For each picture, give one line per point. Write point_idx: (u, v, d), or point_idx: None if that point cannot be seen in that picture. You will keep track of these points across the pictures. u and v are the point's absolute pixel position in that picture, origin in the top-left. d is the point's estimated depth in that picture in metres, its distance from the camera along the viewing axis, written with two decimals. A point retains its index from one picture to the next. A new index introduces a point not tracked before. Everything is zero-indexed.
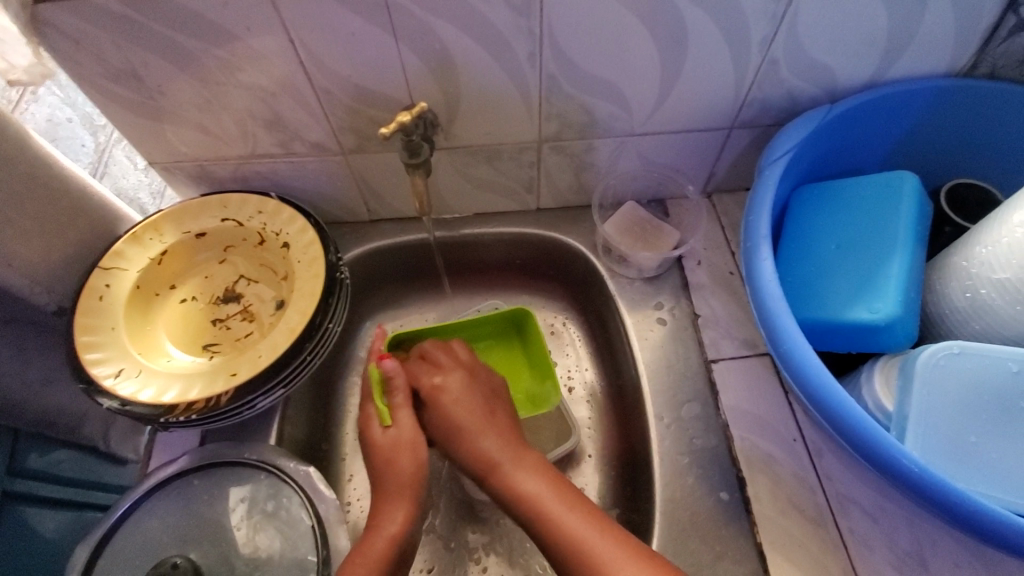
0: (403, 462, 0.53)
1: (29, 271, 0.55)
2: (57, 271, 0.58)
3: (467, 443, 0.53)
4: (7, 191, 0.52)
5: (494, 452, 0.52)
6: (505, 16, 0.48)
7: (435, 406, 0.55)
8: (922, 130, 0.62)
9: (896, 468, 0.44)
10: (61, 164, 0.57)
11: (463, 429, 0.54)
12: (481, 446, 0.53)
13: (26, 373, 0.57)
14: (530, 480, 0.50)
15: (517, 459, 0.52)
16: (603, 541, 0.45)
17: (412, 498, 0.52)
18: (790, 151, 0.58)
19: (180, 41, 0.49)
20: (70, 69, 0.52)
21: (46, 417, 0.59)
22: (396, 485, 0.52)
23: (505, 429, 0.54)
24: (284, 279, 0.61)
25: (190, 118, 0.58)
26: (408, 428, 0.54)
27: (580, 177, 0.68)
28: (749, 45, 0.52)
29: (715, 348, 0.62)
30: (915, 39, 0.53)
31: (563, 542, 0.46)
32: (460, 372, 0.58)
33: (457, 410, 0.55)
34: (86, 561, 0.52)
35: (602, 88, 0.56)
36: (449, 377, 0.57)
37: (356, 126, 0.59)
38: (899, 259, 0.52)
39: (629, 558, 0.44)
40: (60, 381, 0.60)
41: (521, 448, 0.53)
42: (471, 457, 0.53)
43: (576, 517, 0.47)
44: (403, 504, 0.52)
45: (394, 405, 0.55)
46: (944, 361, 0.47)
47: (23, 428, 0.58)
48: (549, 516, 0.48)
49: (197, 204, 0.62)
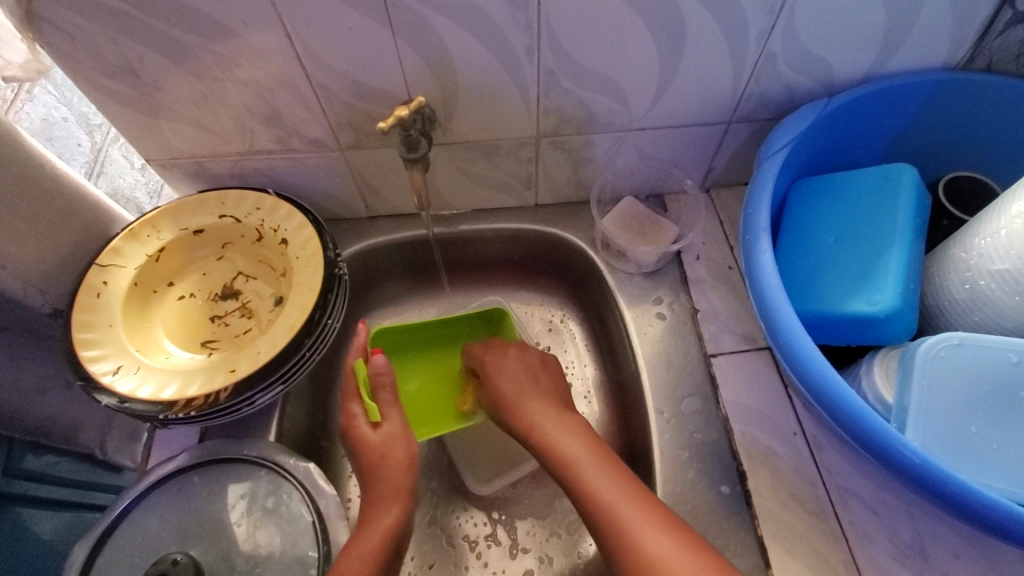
0: (393, 454, 0.53)
1: (22, 272, 0.55)
2: (51, 272, 0.58)
3: (515, 408, 0.56)
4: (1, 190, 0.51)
5: (535, 417, 0.54)
6: (503, 10, 0.48)
7: (491, 377, 0.59)
8: (920, 123, 0.62)
9: (896, 459, 0.44)
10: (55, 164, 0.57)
11: (511, 399, 0.56)
12: (524, 411, 0.55)
13: (22, 381, 0.58)
14: (567, 441, 0.52)
15: (559, 421, 0.54)
16: (629, 500, 0.46)
17: (401, 490, 0.53)
18: (789, 144, 0.58)
19: (176, 36, 0.49)
20: (66, 65, 0.52)
21: (44, 424, 0.59)
22: (389, 478, 0.53)
23: (554, 399, 0.57)
24: (283, 276, 0.61)
25: (187, 114, 0.57)
26: (396, 422, 0.55)
27: (578, 172, 0.68)
28: (747, 39, 0.52)
29: (715, 342, 0.62)
30: (913, 32, 0.53)
31: (592, 500, 0.47)
32: (515, 347, 0.61)
33: (508, 381, 0.58)
34: (84, 560, 0.51)
35: (600, 83, 0.56)
36: (508, 352, 0.61)
37: (354, 122, 0.59)
38: (898, 251, 0.52)
39: (652, 518, 0.45)
40: (56, 389, 0.61)
41: (568, 413, 0.55)
42: (517, 420, 0.56)
43: (607, 475, 0.48)
44: (394, 497, 0.52)
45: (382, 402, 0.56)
46: (943, 352, 0.47)
47: (20, 434, 0.58)
48: (581, 475, 0.49)
49: (194, 201, 0.62)
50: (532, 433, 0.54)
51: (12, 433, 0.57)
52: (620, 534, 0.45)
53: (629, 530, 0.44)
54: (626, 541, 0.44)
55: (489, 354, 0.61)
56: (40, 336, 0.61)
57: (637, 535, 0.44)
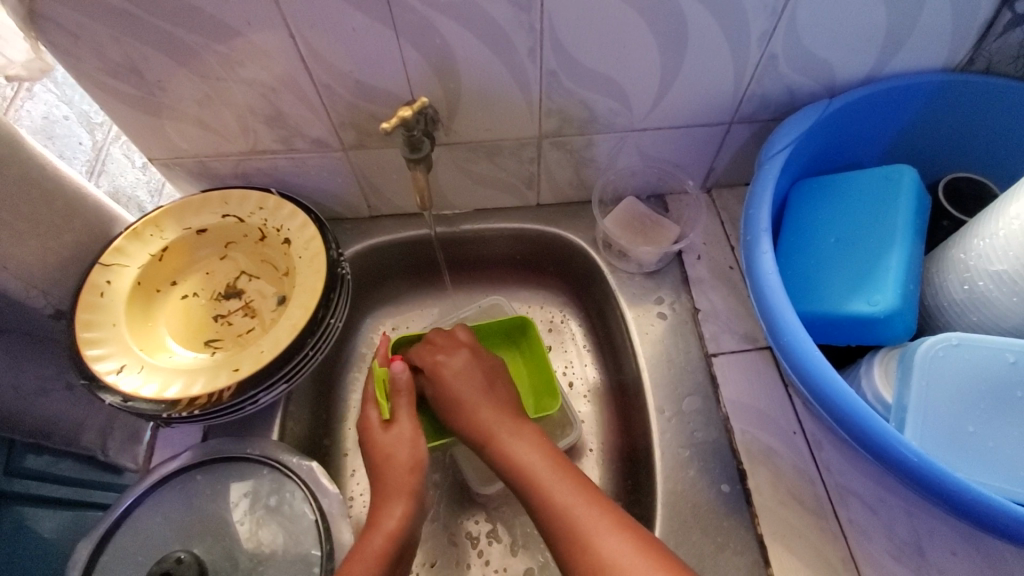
0: (400, 451, 0.54)
1: (24, 273, 0.55)
2: (53, 274, 0.58)
3: (468, 418, 0.55)
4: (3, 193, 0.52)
5: (492, 428, 0.54)
6: (506, 10, 0.48)
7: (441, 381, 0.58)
8: (920, 124, 0.63)
9: (894, 458, 0.45)
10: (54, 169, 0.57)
11: (468, 408, 0.56)
12: (480, 419, 0.55)
13: (23, 383, 0.59)
14: (525, 449, 0.52)
15: (518, 430, 0.54)
16: (586, 508, 0.47)
17: (407, 492, 0.52)
18: (790, 145, 0.58)
19: (180, 36, 0.49)
20: (70, 65, 0.52)
21: (42, 427, 0.60)
22: (393, 473, 0.53)
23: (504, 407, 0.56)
24: (285, 275, 0.61)
25: (190, 114, 0.58)
26: (406, 421, 0.55)
27: (580, 173, 0.69)
28: (748, 40, 0.53)
29: (715, 342, 0.63)
30: (913, 34, 0.53)
31: (549, 510, 0.47)
32: (465, 349, 0.60)
33: (460, 385, 0.57)
34: (88, 558, 0.52)
35: (602, 83, 0.56)
36: (456, 352, 0.60)
37: (357, 122, 0.59)
38: (897, 252, 0.52)
39: (606, 521, 0.46)
40: (57, 391, 0.62)
41: (519, 422, 0.55)
42: (472, 429, 0.55)
43: (564, 486, 0.48)
44: (400, 492, 0.52)
45: (396, 403, 0.56)
46: (942, 352, 0.48)
47: (21, 436, 0.58)
48: (538, 483, 0.49)
49: (197, 200, 0.62)
50: (490, 443, 0.53)
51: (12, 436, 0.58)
52: (576, 543, 0.45)
53: (586, 539, 0.45)
54: (585, 551, 0.44)
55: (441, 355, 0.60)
56: (40, 339, 0.61)
57: (596, 542, 0.44)
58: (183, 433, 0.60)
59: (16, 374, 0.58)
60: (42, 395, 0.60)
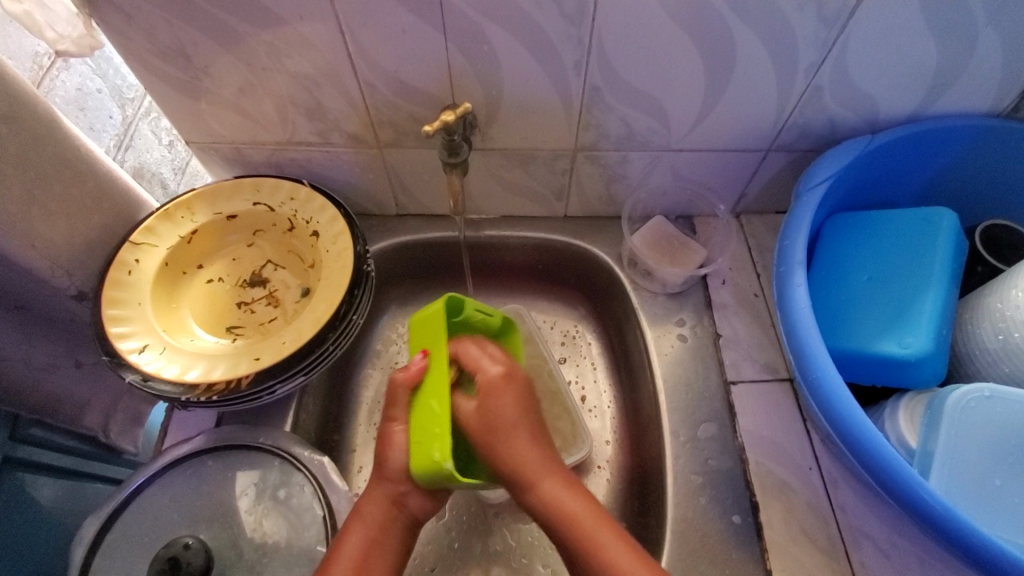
0: (394, 455, 0.52)
1: (50, 252, 0.56)
2: (78, 255, 0.59)
3: (495, 436, 0.52)
4: (32, 173, 0.52)
5: (522, 455, 0.51)
6: (556, 22, 0.48)
7: (488, 399, 0.54)
8: (961, 167, 0.62)
9: (915, 504, 0.44)
10: (86, 147, 0.58)
11: (502, 419, 0.53)
12: (515, 447, 0.51)
13: (34, 358, 0.65)
14: (569, 496, 0.50)
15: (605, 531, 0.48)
16: (614, 543, 0.47)
17: (390, 500, 0.51)
18: (829, 179, 0.58)
19: (230, 23, 0.50)
20: (119, 44, 0.52)
21: (51, 405, 0.69)
22: (386, 480, 0.52)
23: (539, 435, 0.54)
24: (311, 268, 0.61)
25: (230, 100, 0.58)
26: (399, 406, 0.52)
27: (610, 188, 0.68)
28: (796, 70, 0.52)
29: (735, 369, 0.62)
30: (963, 76, 0.53)
31: None
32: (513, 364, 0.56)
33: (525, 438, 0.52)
34: (94, 536, 0.52)
35: (643, 102, 0.56)
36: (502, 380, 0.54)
37: (395, 121, 0.59)
38: (933, 296, 0.52)
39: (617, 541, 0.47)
40: (63, 369, 0.68)
41: (545, 443, 0.54)
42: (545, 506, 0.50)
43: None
44: (384, 493, 0.51)
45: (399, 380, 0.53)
46: (973, 402, 0.47)
47: (26, 412, 0.67)
48: (568, 510, 0.49)
49: (229, 186, 0.62)
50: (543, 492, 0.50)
51: (19, 410, 0.66)
52: None
53: None
54: None
55: (487, 360, 0.56)
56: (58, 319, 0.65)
57: None
58: (198, 418, 0.61)
59: (28, 350, 0.64)
60: (49, 372, 0.67)
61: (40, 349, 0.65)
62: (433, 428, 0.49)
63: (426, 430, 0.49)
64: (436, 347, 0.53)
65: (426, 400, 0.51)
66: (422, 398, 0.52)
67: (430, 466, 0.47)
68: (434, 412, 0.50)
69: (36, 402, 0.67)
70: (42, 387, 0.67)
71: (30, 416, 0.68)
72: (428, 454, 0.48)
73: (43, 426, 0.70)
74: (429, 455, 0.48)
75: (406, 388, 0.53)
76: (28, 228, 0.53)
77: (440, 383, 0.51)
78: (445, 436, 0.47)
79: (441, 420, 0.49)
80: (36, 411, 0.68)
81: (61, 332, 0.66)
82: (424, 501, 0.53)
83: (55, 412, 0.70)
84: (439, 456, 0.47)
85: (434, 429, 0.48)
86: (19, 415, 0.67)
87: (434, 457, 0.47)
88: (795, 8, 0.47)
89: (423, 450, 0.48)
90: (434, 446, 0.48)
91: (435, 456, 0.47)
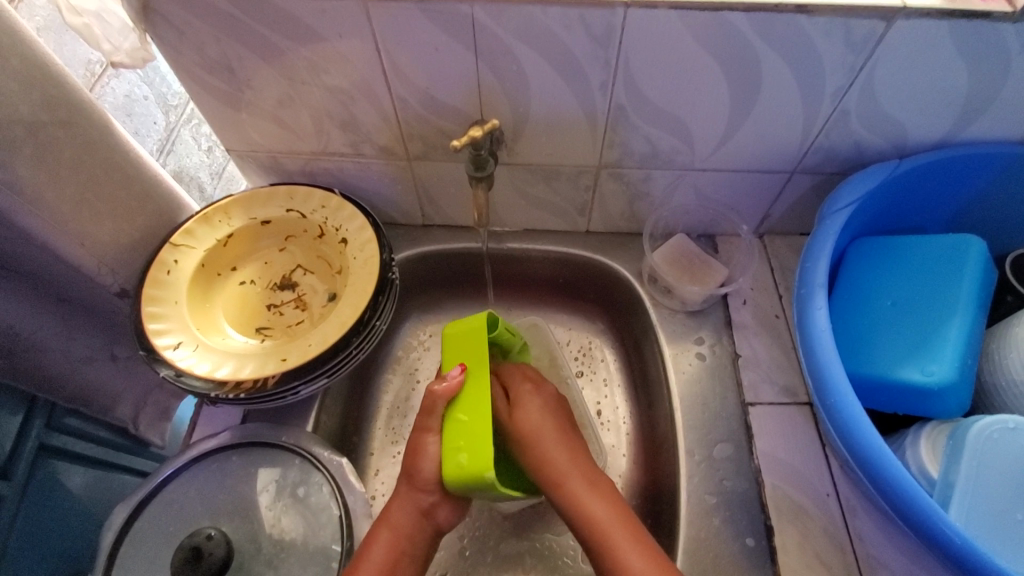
0: (428, 466, 0.53)
1: (96, 250, 0.60)
2: (121, 255, 0.63)
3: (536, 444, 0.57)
4: (85, 176, 0.56)
5: (551, 455, 0.56)
6: (584, 43, 0.50)
7: (518, 407, 0.59)
8: (991, 195, 0.61)
9: (937, 538, 0.44)
10: (134, 153, 0.61)
11: (533, 424, 0.58)
12: (547, 449, 0.56)
13: (75, 348, 0.68)
14: (596, 501, 0.52)
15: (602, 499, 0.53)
16: (629, 543, 0.50)
17: (419, 510, 0.54)
18: (853, 204, 0.58)
19: (273, 40, 0.52)
20: (170, 57, 0.55)
21: (87, 395, 0.72)
22: (417, 491, 0.54)
23: (572, 438, 0.58)
24: (338, 273, 0.63)
25: (269, 111, 0.61)
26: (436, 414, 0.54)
27: (633, 206, 0.69)
28: (822, 93, 0.53)
29: (754, 391, 0.62)
30: (995, 104, 0.52)
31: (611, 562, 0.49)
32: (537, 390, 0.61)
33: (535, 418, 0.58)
34: (123, 522, 0.54)
35: (668, 122, 0.57)
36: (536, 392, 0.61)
37: (425, 135, 0.61)
38: (957, 325, 0.51)
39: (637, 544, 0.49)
40: (101, 360, 0.72)
41: (569, 439, 0.57)
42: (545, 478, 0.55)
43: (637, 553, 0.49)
44: (414, 503, 0.54)
45: (432, 392, 0.54)
46: (998, 434, 0.47)
47: (63, 403, 0.70)
48: (585, 506, 0.52)
49: (264, 193, 0.65)
50: (576, 504, 0.53)
51: (57, 400, 0.69)
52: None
53: None
54: None
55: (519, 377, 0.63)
56: (96, 311, 0.68)
57: None
58: (225, 414, 0.63)
59: (69, 342, 0.66)
60: (88, 362, 0.70)
61: (80, 340, 0.69)
62: (458, 439, 0.52)
63: (453, 438, 0.52)
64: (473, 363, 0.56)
65: (456, 412, 0.53)
66: (455, 410, 0.54)
67: (464, 475, 0.50)
68: (478, 425, 0.52)
69: (76, 389, 0.70)
70: (81, 375, 0.70)
71: (67, 407, 0.71)
72: (455, 461, 0.51)
73: (77, 417, 0.73)
74: (456, 461, 0.51)
75: (443, 402, 0.54)
76: (80, 228, 0.57)
77: (475, 400, 0.54)
78: (474, 449, 0.51)
79: (473, 433, 0.52)
80: (74, 399, 0.71)
81: (101, 323, 0.70)
82: (449, 513, 0.56)
83: (90, 401, 0.73)
84: (469, 464, 0.50)
85: (460, 440, 0.52)
86: (56, 404, 0.70)
87: (461, 464, 0.50)
88: (822, 33, 0.47)
89: (452, 458, 0.51)
90: (461, 453, 0.51)
91: (462, 462, 0.50)
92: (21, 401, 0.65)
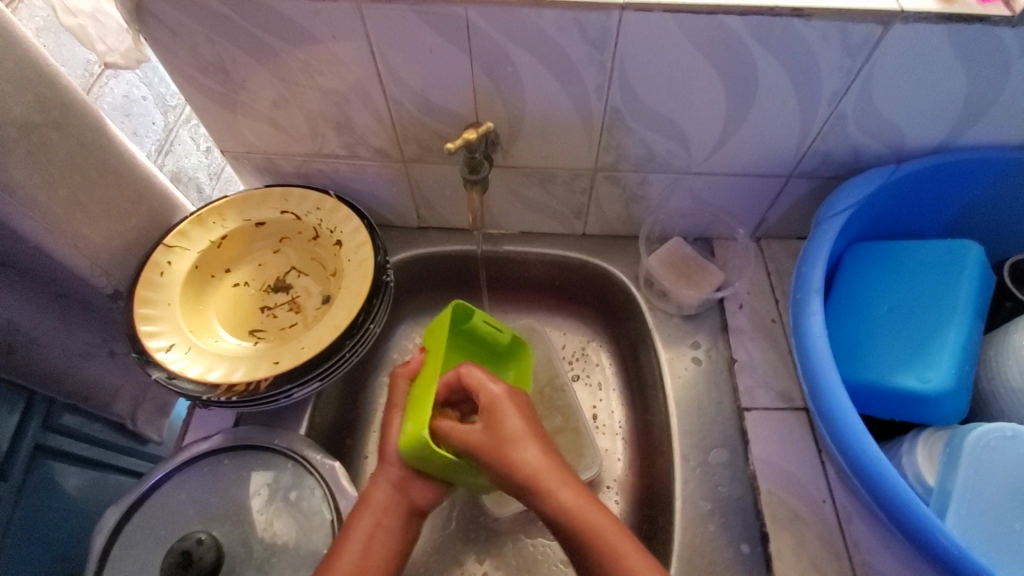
0: (392, 439, 0.55)
1: (90, 251, 0.59)
2: (115, 256, 0.62)
3: (502, 457, 0.47)
4: (78, 178, 0.56)
5: (506, 429, 0.49)
6: (580, 46, 0.49)
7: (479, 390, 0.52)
8: (989, 200, 0.61)
9: (933, 547, 0.43)
10: (129, 153, 0.61)
11: (489, 401, 0.51)
12: (506, 423, 0.49)
13: (71, 347, 0.68)
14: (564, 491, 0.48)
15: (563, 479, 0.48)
16: (610, 527, 0.46)
17: (393, 484, 0.53)
18: (850, 209, 0.58)
19: (268, 42, 0.52)
20: (164, 58, 0.55)
21: (81, 395, 0.72)
22: (387, 465, 0.54)
23: (530, 416, 0.51)
24: (332, 276, 0.63)
25: (264, 113, 0.60)
26: (398, 393, 0.57)
27: (630, 209, 0.69)
28: (819, 97, 0.52)
29: (750, 396, 0.61)
30: (992, 109, 0.52)
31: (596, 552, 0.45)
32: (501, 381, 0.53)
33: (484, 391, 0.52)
34: (115, 525, 0.54)
35: (664, 125, 0.57)
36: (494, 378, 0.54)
37: (420, 137, 0.61)
38: (954, 331, 0.51)
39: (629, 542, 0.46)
40: (97, 358, 0.72)
41: (533, 417, 0.52)
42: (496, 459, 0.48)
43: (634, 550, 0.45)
44: (388, 478, 0.54)
45: (398, 372, 0.58)
46: (996, 442, 0.47)
47: (59, 399, 0.70)
48: (550, 492, 0.48)
49: (259, 194, 0.65)
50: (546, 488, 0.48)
51: (53, 397, 0.69)
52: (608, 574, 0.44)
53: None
54: None
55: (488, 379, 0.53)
56: (93, 310, 0.68)
57: None
58: (218, 416, 0.63)
59: (66, 337, 0.67)
60: (83, 361, 0.70)
61: (77, 337, 0.68)
62: (411, 411, 0.54)
63: (409, 412, 0.55)
64: (433, 345, 0.58)
65: (416, 391, 0.56)
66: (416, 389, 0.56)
67: (406, 440, 0.51)
68: (425, 397, 0.53)
69: (70, 388, 0.70)
70: (75, 375, 0.70)
71: (64, 403, 0.71)
72: (404, 430, 0.53)
73: (74, 415, 0.73)
74: (404, 429, 0.53)
75: (404, 380, 0.57)
76: (74, 230, 0.57)
77: (428, 375, 0.56)
78: (417, 417, 0.52)
79: (420, 404, 0.53)
80: (69, 397, 0.71)
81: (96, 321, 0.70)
82: (424, 491, 0.55)
83: (86, 399, 0.73)
84: (410, 429, 0.52)
85: (410, 411, 0.54)
86: (53, 402, 0.69)
87: (407, 432, 0.52)
88: (818, 37, 0.47)
89: (404, 427, 0.53)
90: (409, 423, 0.53)
91: (407, 429, 0.52)
92: (19, 398, 0.65)
